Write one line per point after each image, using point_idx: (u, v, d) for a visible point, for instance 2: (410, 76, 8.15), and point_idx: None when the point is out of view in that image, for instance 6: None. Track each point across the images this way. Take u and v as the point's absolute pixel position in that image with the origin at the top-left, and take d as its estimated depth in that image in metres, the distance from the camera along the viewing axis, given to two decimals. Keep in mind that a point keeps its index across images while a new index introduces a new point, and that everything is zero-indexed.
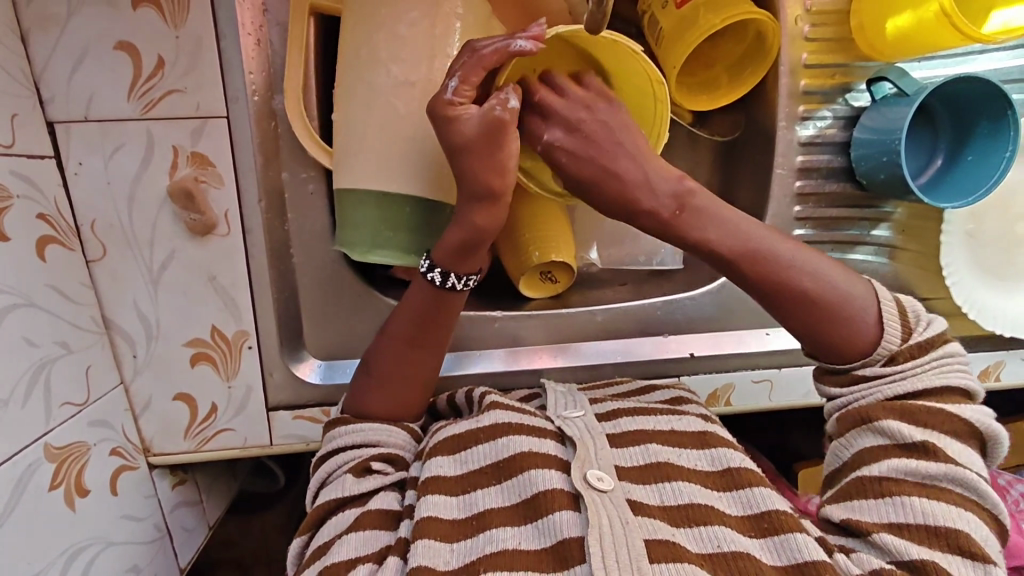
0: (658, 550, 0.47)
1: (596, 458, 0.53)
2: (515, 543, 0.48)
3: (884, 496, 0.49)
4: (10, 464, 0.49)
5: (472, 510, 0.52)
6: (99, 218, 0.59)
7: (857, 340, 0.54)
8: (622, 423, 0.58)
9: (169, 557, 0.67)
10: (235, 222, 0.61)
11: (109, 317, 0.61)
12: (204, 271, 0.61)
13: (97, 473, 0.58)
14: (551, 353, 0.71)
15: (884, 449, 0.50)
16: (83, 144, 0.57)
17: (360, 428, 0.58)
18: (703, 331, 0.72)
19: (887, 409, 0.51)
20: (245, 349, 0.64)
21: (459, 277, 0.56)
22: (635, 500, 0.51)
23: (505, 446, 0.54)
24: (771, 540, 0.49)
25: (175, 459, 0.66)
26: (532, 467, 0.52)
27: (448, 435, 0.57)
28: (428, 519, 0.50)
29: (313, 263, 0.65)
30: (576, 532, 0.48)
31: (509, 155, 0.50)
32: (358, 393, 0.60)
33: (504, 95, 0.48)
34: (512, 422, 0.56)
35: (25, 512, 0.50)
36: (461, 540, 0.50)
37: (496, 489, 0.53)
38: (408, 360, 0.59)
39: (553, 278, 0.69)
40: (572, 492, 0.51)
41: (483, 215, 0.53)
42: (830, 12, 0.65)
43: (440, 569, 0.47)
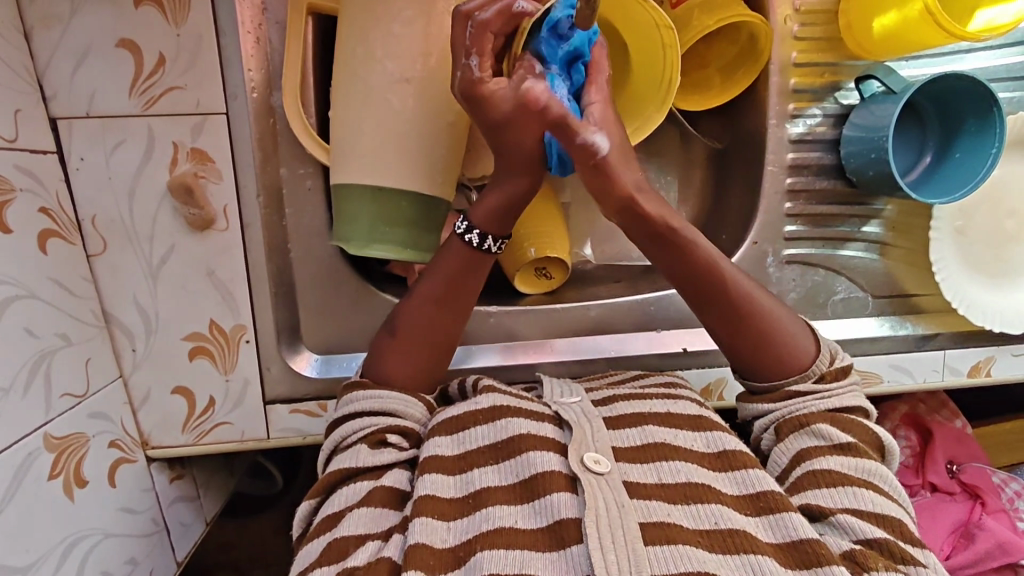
0: (651, 533, 0.48)
1: (593, 441, 0.54)
2: (512, 521, 0.49)
3: (835, 485, 0.50)
4: (10, 452, 0.49)
5: (469, 489, 0.53)
6: (99, 213, 0.60)
7: (780, 364, 0.58)
8: (619, 407, 0.59)
9: (166, 551, 0.67)
10: (234, 217, 0.62)
11: (109, 310, 0.62)
12: (203, 265, 0.62)
13: (95, 465, 0.58)
14: (546, 348, 0.72)
15: (822, 449, 0.53)
16: (85, 139, 0.58)
17: (381, 395, 0.58)
18: (696, 327, 0.73)
19: (823, 417, 0.54)
20: (244, 343, 0.65)
21: (496, 240, 0.58)
22: (631, 481, 0.52)
23: (505, 428, 0.55)
24: (768, 518, 0.50)
25: (173, 452, 0.66)
26: (530, 449, 0.53)
27: (447, 416, 0.58)
28: (428, 497, 0.51)
29: (310, 258, 0.65)
30: (573, 513, 0.49)
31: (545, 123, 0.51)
32: (382, 357, 0.60)
33: (529, 62, 0.49)
34: (510, 404, 0.57)
35: (23, 500, 0.50)
36: (459, 518, 0.51)
37: (495, 468, 0.53)
38: (429, 326, 0.60)
39: (548, 273, 0.70)
40: (570, 475, 0.52)
41: (527, 179, 0.55)
42: (819, 12, 0.66)
43: (437, 547, 0.48)
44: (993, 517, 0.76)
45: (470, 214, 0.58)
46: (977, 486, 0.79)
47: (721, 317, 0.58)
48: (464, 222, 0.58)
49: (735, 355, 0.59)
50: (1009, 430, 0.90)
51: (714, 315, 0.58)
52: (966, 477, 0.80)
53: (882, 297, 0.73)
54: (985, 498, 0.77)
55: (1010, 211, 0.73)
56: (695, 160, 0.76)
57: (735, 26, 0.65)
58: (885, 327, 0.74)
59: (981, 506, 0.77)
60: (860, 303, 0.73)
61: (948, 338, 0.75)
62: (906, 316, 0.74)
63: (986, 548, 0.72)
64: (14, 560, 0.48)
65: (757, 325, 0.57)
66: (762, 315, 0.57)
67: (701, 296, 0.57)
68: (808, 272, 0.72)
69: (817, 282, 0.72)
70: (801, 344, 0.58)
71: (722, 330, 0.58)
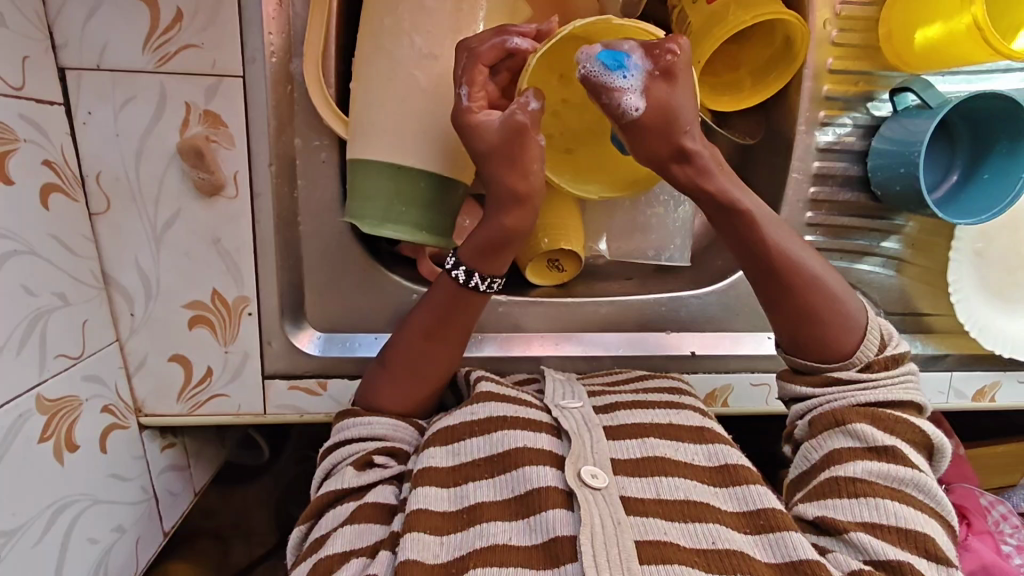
0: (647, 552, 0.47)
1: (592, 454, 0.53)
2: (506, 538, 0.49)
3: (859, 497, 0.49)
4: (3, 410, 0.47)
5: (463, 503, 0.52)
6: (105, 170, 0.58)
7: (851, 344, 0.55)
8: (621, 416, 0.59)
9: (154, 521, 0.65)
10: (243, 185, 0.60)
11: (108, 272, 0.60)
12: (208, 233, 0.60)
13: (88, 429, 0.56)
14: (552, 341, 0.70)
15: (855, 451, 0.52)
16: (94, 93, 0.56)
17: (371, 421, 0.58)
18: (706, 330, 0.71)
19: (864, 415, 0.53)
20: (245, 315, 0.63)
21: (482, 277, 0.58)
22: (627, 497, 0.51)
23: (500, 441, 0.54)
24: (767, 537, 0.49)
25: (166, 421, 0.65)
26: (529, 464, 0.52)
27: (441, 427, 0.57)
28: (420, 511, 0.51)
29: (319, 233, 0.64)
30: (569, 530, 0.48)
31: (531, 158, 0.52)
32: (373, 385, 0.60)
33: (524, 99, 0.51)
34: (507, 415, 0.56)
35: (14, 462, 0.47)
36: (454, 533, 0.50)
37: (491, 483, 0.53)
38: (420, 355, 0.60)
39: (560, 265, 0.70)
40: (567, 491, 0.51)
41: (513, 217, 0.55)
42: (859, 19, 0.64)
43: (429, 562, 0.48)
44: (978, 537, 0.76)
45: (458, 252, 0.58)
46: (964, 507, 0.79)
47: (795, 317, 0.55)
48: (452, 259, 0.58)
49: (781, 334, 0.57)
50: (1002, 454, 0.90)
51: (766, 293, 0.56)
52: (955, 497, 0.80)
53: (895, 314, 0.72)
54: (971, 518, 0.78)
55: None
56: None
57: (772, 24, 0.64)
58: None
59: (966, 526, 0.77)
60: None
61: (955, 360, 0.74)
62: (915, 335, 0.73)
63: (970, 568, 0.72)
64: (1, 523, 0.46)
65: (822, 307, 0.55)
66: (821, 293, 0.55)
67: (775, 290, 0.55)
68: None
69: None
70: (854, 321, 0.56)
71: (777, 307, 0.56)
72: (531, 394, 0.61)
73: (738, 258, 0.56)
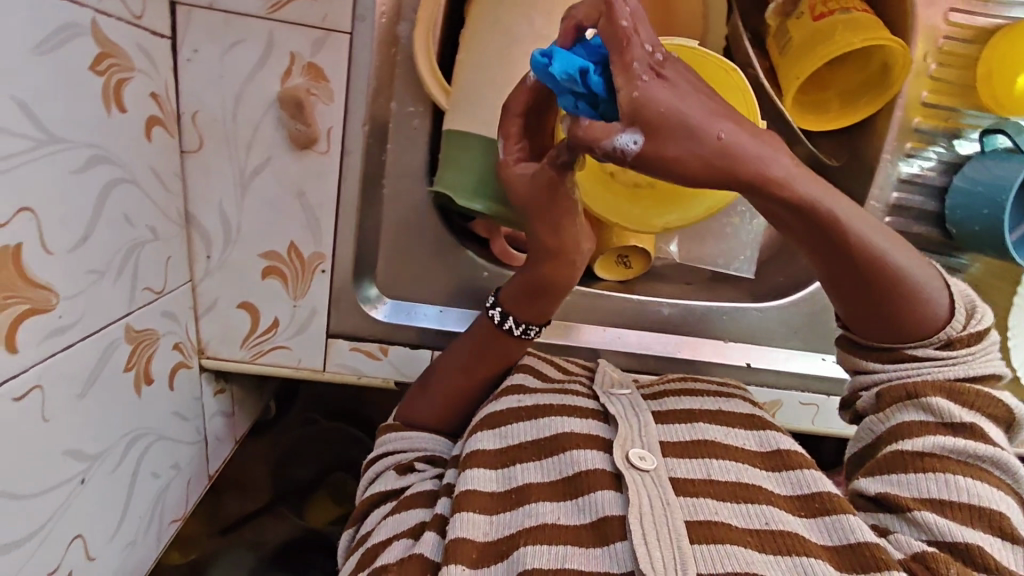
0: (696, 531, 0.48)
1: (639, 438, 0.54)
2: (554, 517, 0.49)
3: (927, 472, 0.48)
4: (100, 335, 0.45)
5: (511, 484, 0.52)
6: (202, 109, 0.58)
7: (925, 321, 0.50)
8: (668, 402, 0.60)
9: (202, 463, 0.65)
10: (335, 142, 0.60)
11: (191, 212, 0.60)
12: (294, 185, 0.60)
13: (161, 364, 0.55)
14: (609, 335, 0.71)
15: (929, 424, 0.50)
16: (202, 31, 0.56)
17: (410, 434, 0.62)
18: (763, 344, 0.72)
19: (939, 388, 0.50)
20: (319, 272, 0.63)
21: (517, 322, 0.61)
22: (677, 478, 0.52)
23: (547, 425, 0.55)
24: (823, 520, 0.49)
25: (227, 365, 0.65)
26: (577, 447, 0.53)
27: (489, 411, 0.58)
28: (471, 491, 0.51)
29: (400, 199, 0.64)
30: (617, 510, 0.49)
31: (570, 206, 0.54)
32: (410, 408, 0.63)
33: (553, 151, 0.51)
34: (553, 403, 0.57)
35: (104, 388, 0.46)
36: (501, 513, 0.51)
37: (538, 465, 0.53)
38: (455, 385, 0.62)
39: (628, 262, 0.70)
40: (614, 474, 0.51)
41: (548, 267, 0.58)
42: (959, 55, 0.65)
43: (478, 540, 0.49)
44: None
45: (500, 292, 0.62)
46: None
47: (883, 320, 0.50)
48: (492, 300, 0.62)
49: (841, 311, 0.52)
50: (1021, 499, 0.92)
51: (836, 287, 0.49)
52: None
53: None
54: None
55: None
56: None
57: (869, 52, 0.64)
58: None
59: None
60: None
61: None
62: None
63: None
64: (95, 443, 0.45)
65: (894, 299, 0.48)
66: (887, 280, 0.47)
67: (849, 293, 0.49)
68: None
69: None
70: (936, 307, 0.50)
71: (842, 298, 0.50)
72: (580, 380, 0.63)
73: (819, 261, 0.47)
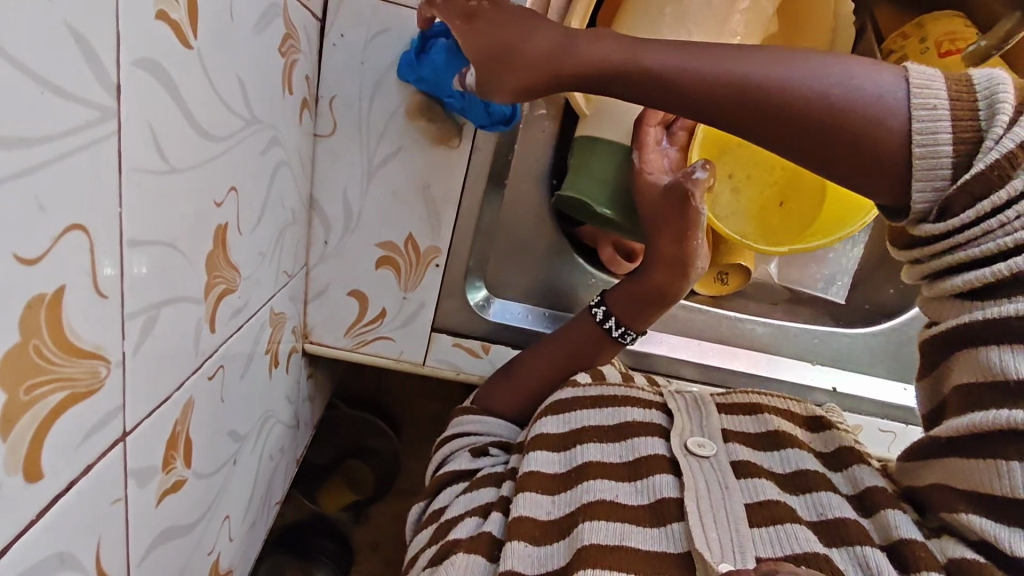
0: (758, 515, 0.45)
1: (699, 427, 0.53)
2: (612, 495, 0.47)
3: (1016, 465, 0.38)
4: (256, 316, 0.45)
5: (573, 463, 0.51)
6: (340, 95, 0.57)
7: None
8: (734, 394, 0.58)
9: (296, 449, 0.65)
10: (467, 137, 0.59)
11: (315, 196, 0.60)
12: (420, 177, 0.60)
13: (285, 348, 0.55)
14: (702, 349, 0.72)
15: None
16: (352, 17, 0.55)
17: (484, 418, 0.61)
18: (850, 369, 0.73)
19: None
20: (433, 266, 0.63)
21: (617, 323, 0.61)
22: (739, 463, 0.50)
23: (613, 413, 0.55)
24: (870, 511, 0.45)
25: (328, 352, 0.65)
26: (638, 435, 0.52)
27: (558, 398, 0.58)
28: (532, 473, 0.51)
29: (519, 199, 0.64)
30: (674, 493, 0.47)
31: (694, 223, 0.54)
32: (494, 390, 0.63)
33: (692, 170, 0.53)
34: (619, 394, 0.57)
35: (255, 371, 0.46)
36: (563, 491, 0.49)
37: (601, 447, 0.52)
38: (546, 380, 0.62)
39: (725, 279, 0.71)
40: (670, 458, 0.50)
41: (659, 274, 0.58)
42: None
43: (540, 518, 0.48)
44: None
45: (606, 296, 0.61)
46: None
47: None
48: (598, 298, 0.62)
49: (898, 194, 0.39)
50: None
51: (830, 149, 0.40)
52: None
53: None
54: None
55: None
56: None
57: None
58: None
59: None
60: None
61: None
62: None
63: None
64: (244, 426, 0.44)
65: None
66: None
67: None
68: None
69: None
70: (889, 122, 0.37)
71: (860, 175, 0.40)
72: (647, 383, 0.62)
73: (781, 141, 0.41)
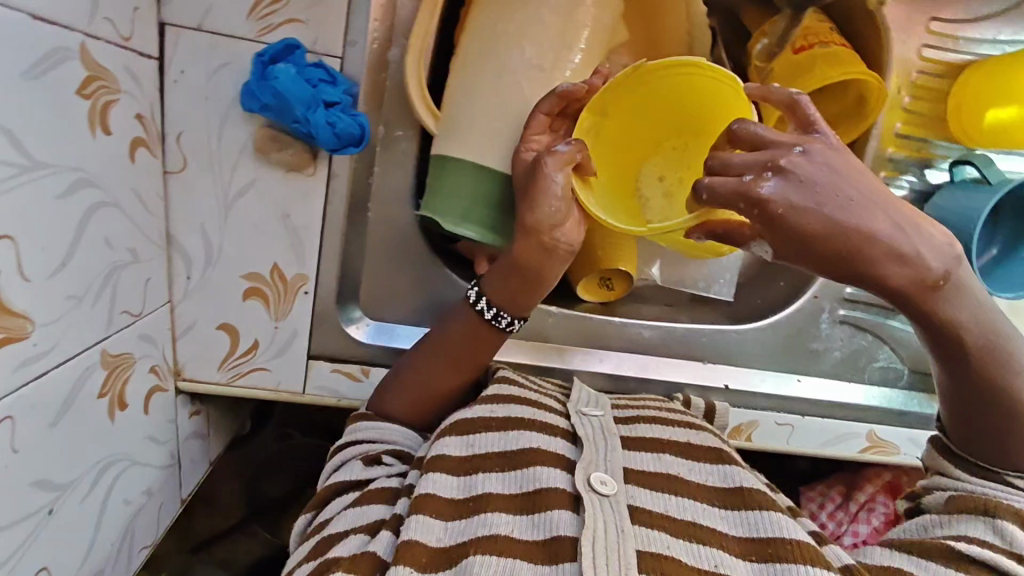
0: (648, 562, 0.47)
1: (604, 461, 0.54)
2: (508, 530, 0.49)
3: (947, 562, 0.47)
4: (77, 361, 0.45)
5: (471, 492, 0.52)
6: (186, 130, 0.56)
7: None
8: (639, 428, 0.61)
9: (176, 486, 0.65)
10: (323, 165, 0.59)
11: (172, 232, 0.59)
12: (279, 207, 0.60)
13: (136, 388, 0.55)
14: (591, 357, 0.71)
15: (993, 545, 0.47)
16: (190, 52, 0.55)
17: (380, 426, 0.60)
18: (742, 365, 0.73)
19: (1015, 516, 0.48)
20: (301, 294, 0.63)
21: (491, 305, 0.59)
22: (636, 505, 0.52)
23: (514, 439, 0.56)
24: (767, 563, 0.49)
25: (203, 388, 0.64)
26: (538, 465, 0.53)
27: (460, 419, 0.58)
28: (425, 495, 0.51)
29: (386, 222, 0.64)
30: (570, 532, 0.49)
31: (547, 191, 0.52)
32: (384, 391, 0.62)
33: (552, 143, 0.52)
34: (523, 418, 0.58)
35: (76, 416, 0.46)
36: (455, 521, 0.50)
37: (500, 477, 0.53)
38: (432, 374, 0.60)
39: (610, 285, 0.71)
40: (574, 495, 0.52)
41: (522, 249, 0.55)
42: (931, 89, 0.67)
43: (429, 546, 0.48)
44: None
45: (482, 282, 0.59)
46: None
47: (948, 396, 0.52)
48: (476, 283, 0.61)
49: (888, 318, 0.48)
50: None
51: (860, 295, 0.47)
52: None
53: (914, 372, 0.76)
54: None
55: None
56: None
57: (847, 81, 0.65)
58: (913, 404, 0.76)
59: None
60: (894, 375, 0.75)
61: None
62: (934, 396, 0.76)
63: None
64: (60, 475, 0.45)
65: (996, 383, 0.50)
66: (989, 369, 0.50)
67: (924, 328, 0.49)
68: (856, 336, 0.74)
69: (861, 346, 0.74)
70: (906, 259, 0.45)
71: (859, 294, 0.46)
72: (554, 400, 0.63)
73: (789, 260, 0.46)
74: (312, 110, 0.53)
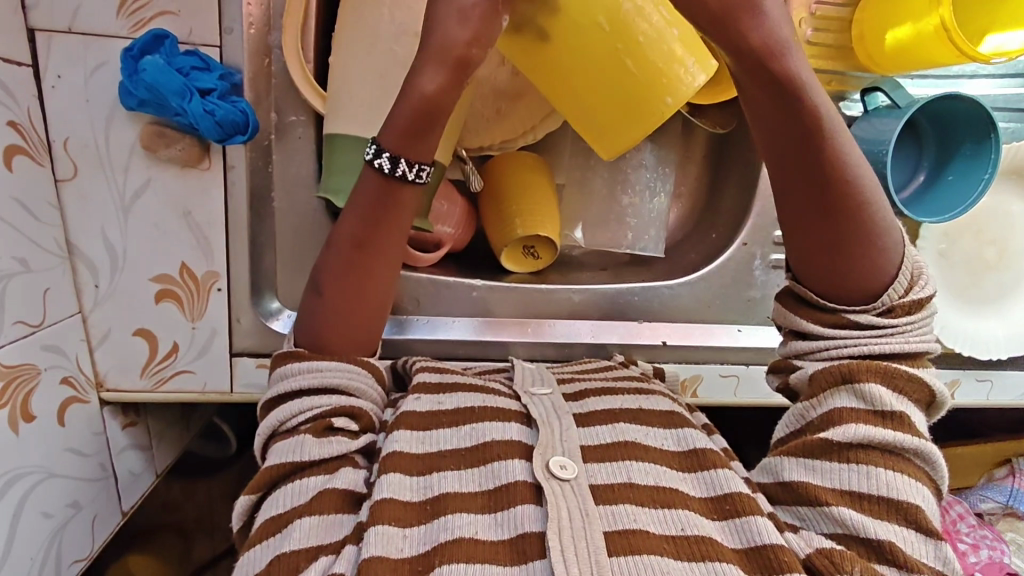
0: (615, 542, 0.44)
1: (560, 444, 0.50)
2: (471, 532, 0.44)
3: (851, 463, 0.47)
4: None
5: (428, 493, 0.48)
6: (73, 135, 0.56)
7: (876, 275, 0.50)
8: (590, 404, 0.56)
9: (112, 499, 0.64)
10: (217, 158, 0.59)
11: (73, 241, 0.59)
12: (178, 205, 0.59)
13: (45, 400, 0.55)
14: (523, 327, 0.70)
15: (858, 412, 0.48)
16: (64, 56, 0.54)
17: (320, 369, 0.53)
18: (678, 321, 0.72)
19: (872, 373, 0.48)
20: (214, 291, 0.62)
21: (409, 164, 0.50)
22: (597, 485, 0.48)
23: (470, 433, 0.51)
24: (732, 522, 0.46)
25: (129, 397, 0.63)
26: (501, 457, 0.49)
27: (409, 410, 0.53)
28: (384, 502, 0.46)
29: (293, 210, 0.63)
30: (536, 527, 0.45)
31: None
32: (311, 315, 0.55)
33: None
34: (477, 407, 0.54)
35: None
36: (417, 526, 0.45)
37: (457, 474, 0.49)
38: (354, 268, 0.55)
39: (535, 253, 0.70)
40: (534, 485, 0.47)
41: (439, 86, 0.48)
42: (833, 19, 0.66)
43: (394, 557, 0.43)
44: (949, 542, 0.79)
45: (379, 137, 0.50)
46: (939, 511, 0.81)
47: (801, 199, 0.50)
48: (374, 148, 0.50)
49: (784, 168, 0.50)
50: (961, 456, 0.92)
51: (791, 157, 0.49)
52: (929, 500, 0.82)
53: None
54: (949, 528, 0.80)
55: (989, 239, 0.75)
56: (694, 156, 0.77)
57: None
58: None
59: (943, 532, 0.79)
60: None
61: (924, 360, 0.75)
62: None
63: None
64: None
65: (855, 190, 0.49)
66: (847, 173, 0.49)
67: (760, 106, 0.48)
68: None
69: None
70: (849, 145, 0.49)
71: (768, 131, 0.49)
72: (500, 383, 0.59)
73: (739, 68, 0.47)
74: (187, 100, 0.53)
